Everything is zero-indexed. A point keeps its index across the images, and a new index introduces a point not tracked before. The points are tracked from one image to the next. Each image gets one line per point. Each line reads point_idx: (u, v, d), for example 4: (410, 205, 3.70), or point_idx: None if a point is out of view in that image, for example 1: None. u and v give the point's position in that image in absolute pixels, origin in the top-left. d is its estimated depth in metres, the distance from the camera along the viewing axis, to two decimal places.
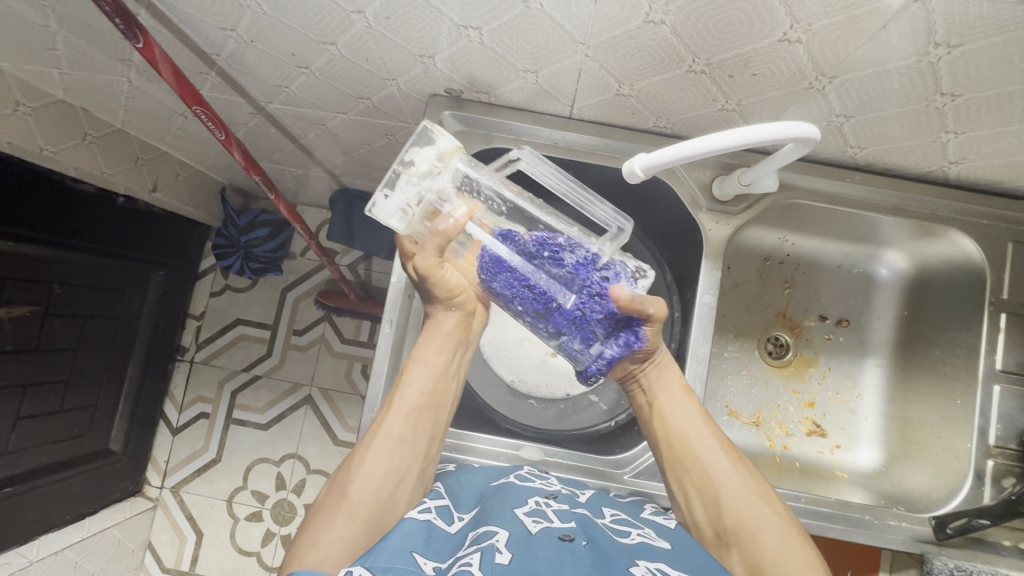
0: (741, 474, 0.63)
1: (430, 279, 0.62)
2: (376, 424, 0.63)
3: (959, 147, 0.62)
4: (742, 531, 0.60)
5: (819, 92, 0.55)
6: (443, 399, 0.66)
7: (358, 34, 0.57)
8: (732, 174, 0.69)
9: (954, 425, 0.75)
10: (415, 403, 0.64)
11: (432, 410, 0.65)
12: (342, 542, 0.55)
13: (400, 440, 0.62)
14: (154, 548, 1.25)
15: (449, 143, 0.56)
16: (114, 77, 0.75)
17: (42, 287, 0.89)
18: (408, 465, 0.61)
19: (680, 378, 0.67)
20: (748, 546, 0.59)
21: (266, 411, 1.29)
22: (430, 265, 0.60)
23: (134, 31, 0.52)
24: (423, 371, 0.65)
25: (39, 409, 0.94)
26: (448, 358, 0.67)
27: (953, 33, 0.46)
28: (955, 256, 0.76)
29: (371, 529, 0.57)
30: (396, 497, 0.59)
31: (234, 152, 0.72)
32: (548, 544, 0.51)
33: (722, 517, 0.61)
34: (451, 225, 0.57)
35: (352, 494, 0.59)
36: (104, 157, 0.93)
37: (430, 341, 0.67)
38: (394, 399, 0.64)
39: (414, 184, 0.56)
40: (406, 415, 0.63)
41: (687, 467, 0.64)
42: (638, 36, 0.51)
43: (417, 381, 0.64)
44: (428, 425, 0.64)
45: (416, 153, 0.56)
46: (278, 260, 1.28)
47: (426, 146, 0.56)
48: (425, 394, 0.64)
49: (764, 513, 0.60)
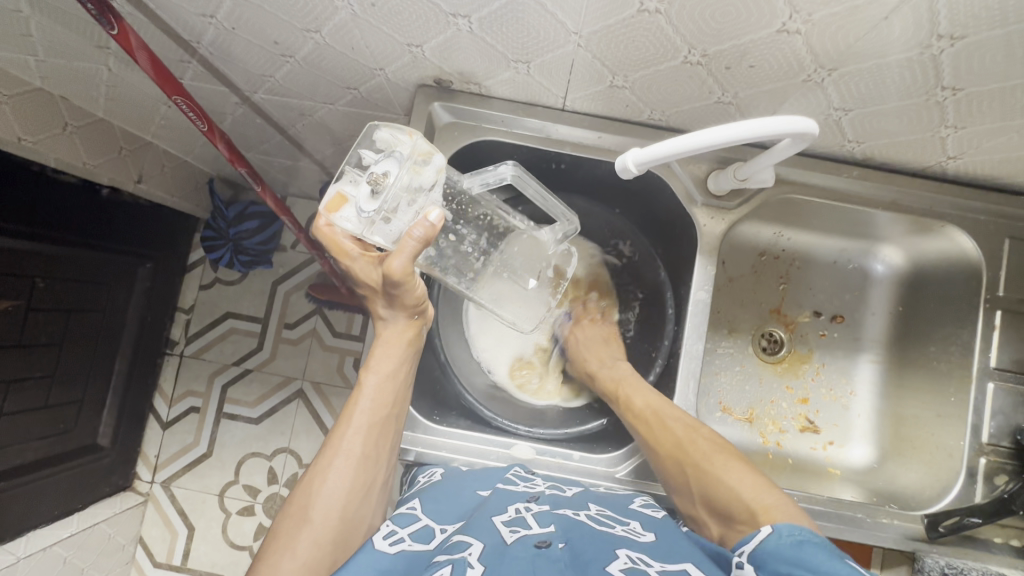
0: (678, 411, 0.67)
1: (400, 286, 0.56)
2: (334, 441, 0.61)
3: (958, 142, 0.61)
4: (677, 459, 0.64)
5: (818, 85, 0.54)
6: (399, 408, 0.65)
7: (343, 22, 0.55)
8: (729, 168, 0.67)
9: (948, 422, 0.75)
10: (376, 417, 0.62)
11: (391, 422, 0.63)
12: (305, 566, 0.53)
13: (363, 457, 0.60)
14: (145, 543, 1.24)
15: (441, 161, 0.56)
16: (93, 64, 0.73)
17: (24, 282, 0.87)
18: (371, 481, 0.60)
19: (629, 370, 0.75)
20: (687, 470, 0.63)
21: (256, 405, 1.28)
22: (408, 273, 0.54)
23: (107, 16, 0.49)
24: (384, 385, 0.63)
25: (24, 404, 0.92)
26: (408, 369, 0.65)
27: (957, 24, 0.45)
28: (951, 251, 0.75)
29: (337, 549, 0.56)
30: (360, 514, 0.58)
31: (217, 143, 0.68)
32: (523, 552, 0.50)
33: (659, 450, 0.65)
34: (428, 228, 0.53)
35: (313, 515, 0.56)
36: (86, 146, 0.90)
37: (388, 350, 0.64)
38: (352, 413, 0.62)
39: (408, 200, 0.54)
40: (368, 430, 0.61)
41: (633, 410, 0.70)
42: (632, 25, 0.49)
43: (378, 395, 0.62)
44: (388, 437, 0.63)
45: (415, 170, 0.54)
46: (268, 253, 1.26)
47: (424, 164, 0.54)
48: (387, 407, 0.63)
49: (698, 447, 0.63)
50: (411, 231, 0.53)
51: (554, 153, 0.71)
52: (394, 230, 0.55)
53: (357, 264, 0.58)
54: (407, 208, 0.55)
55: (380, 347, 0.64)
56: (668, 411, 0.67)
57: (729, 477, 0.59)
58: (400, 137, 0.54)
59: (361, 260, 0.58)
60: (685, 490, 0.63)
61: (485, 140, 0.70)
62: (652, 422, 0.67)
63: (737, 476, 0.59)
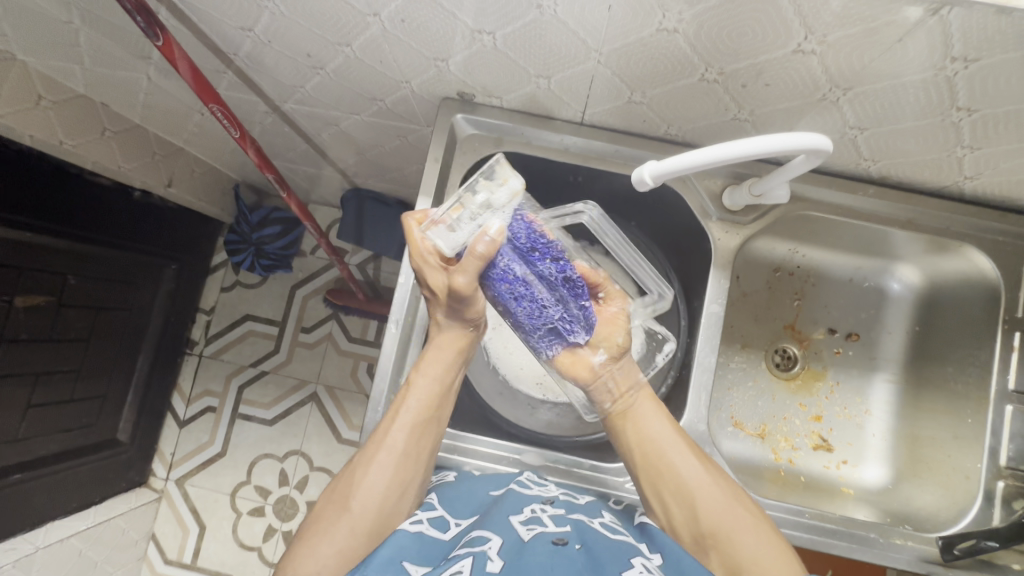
0: (713, 475, 0.63)
1: (464, 300, 0.62)
2: (379, 434, 0.63)
3: (975, 163, 0.61)
4: (718, 535, 0.60)
5: (833, 104, 0.55)
6: (444, 411, 0.66)
7: (373, 37, 0.57)
8: (744, 184, 0.68)
9: (966, 445, 0.74)
10: (420, 417, 0.64)
11: (435, 423, 0.65)
12: (341, 552, 0.57)
13: (404, 454, 0.62)
14: (157, 539, 1.26)
15: (516, 186, 0.60)
16: (133, 73, 0.76)
17: (57, 278, 0.90)
18: (409, 480, 0.62)
19: (647, 389, 0.68)
20: (725, 548, 0.60)
21: (271, 407, 1.30)
22: (471, 287, 0.60)
23: (154, 29, 0.53)
24: (431, 387, 0.65)
25: (50, 397, 0.95)
26: (454, 374, 0.67)
27: (970, 47, 0.45)
28: (969, 272, 0.75)
29: (373, 540, 0.59)
30: (397, 510, 0.61)
31: (248, 149, 0.73)
32: (541, 550, 0.52)
33: (699, 509, 0.61)
34: (489, 243, 0.58)
35: (354, 504, 0.60)
36: (122, 150, 0.94)
37: (439, 355, 0.66)
38: (398, 411, 0.63)
39: (471, 214, 0.60)
40: (411, 429, 0.63)
41: (666, 481, 0.63)
42: (651, 44, 0.51)
43: (424, 396, 0.64)
44: (430, 438, 0.64)
45: (486, 186, 0.60)
46: (288, 258, 1.31)
47: (498, 185, 0.60)
48: (431, 408, 0.64)
49: (737, 514, 0.60)
50: (474, 248, 0.57)
51: (572, 166, 0.72)
52: (457, 238, 0.61)
53: (427, 270, 0.61)
54: (470, 222, 0.60)
55: (433, 350, 0.66)
56: (702, 467, 0.63)
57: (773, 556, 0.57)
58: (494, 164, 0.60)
59: (433, 270, 0.61)
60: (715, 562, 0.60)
61: (506, 152, 0.71)
62: (681, 477, 0.62)
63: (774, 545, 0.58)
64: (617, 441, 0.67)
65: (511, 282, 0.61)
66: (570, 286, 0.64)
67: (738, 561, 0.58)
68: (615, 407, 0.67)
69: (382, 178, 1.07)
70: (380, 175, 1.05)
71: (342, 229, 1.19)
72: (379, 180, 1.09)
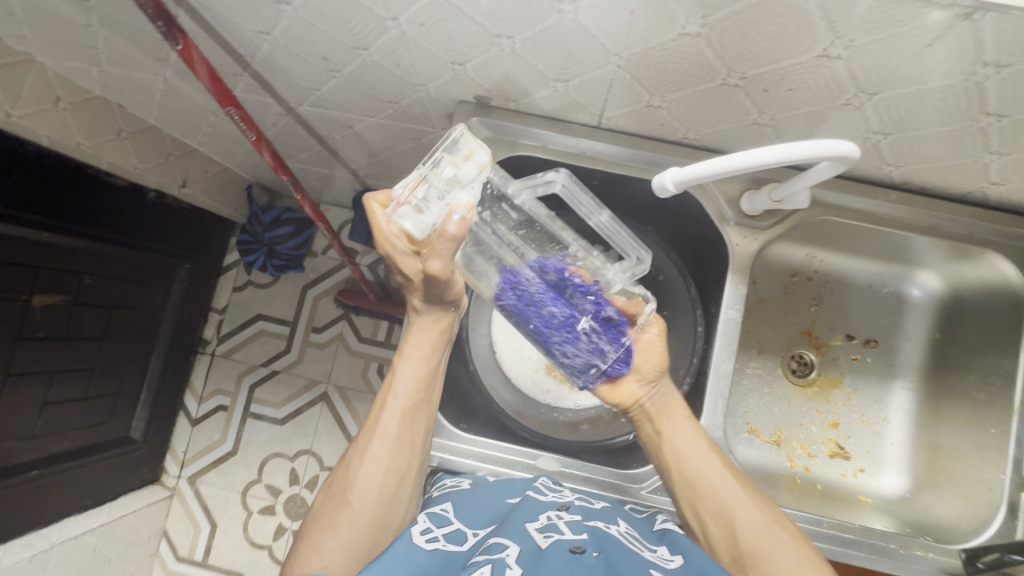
0: (751, 495, 0.63)
1: (438, 283, 0.60)
2: (372, 426, 0.65)
3: (1002, 169, 0.60)
4: (757, 554, 0.59)
5: (857, 109, 0.54)
6: (432, 396, 0.68)
7: (391, 40, 0.57)
8: (764, 188, 0.67)
9: (989, 456, 0.72)
10: (409, 403, 0.65)
11: (424, 407, 0.66)
12: (345, 545, 0.58)
13: (397, 440, 0.64)
14: (169, 536, 1.27)
15: (484, 158, 0.56)
16: (150, 75, 0.77)
17: (73, 278, 0.91)
18: (406, 466, 0.64)
19: (684, 407, 0.67)
20: (764, 569, 0.58)
21: (282, 406, 1.31)
22: (444, 270, 0.58)
23: (174, 33, 0.53)
24: (417, 373, 0.66)
25: (66, 394, 0.96)
26: (439, 357, 0.68)
27: (1003, 52, 0.44)
28: (992, 279, 0.73)
29: (376, 530, 0.60)
30: (395, 498, 0.62)
31: (263, 151, 0.73)
32: (558, 557, 0.51)
33: (738, 530, 0.61)
34: (460, 224, 0.53)
35: (354, 497, 0.61)
36: (138, 151, 0.94)
37: (421, 340, 0.68)
38: (387, 400, 0.65)
39: (438, 190, 0.56)
40: (402, 415, 0.65)
41: (703, 498, 0.63)
42: (671, 48, 0.50)
43: (411, 382, 0.66)
44: (422, 422, 0.66)
45: (451, 161, 0.55)
46: (299, 258, 1.30)
47: (463, 159, 0.56)
48: (419, 393, 0.66)
49: (776, 534, 0.59)
50: (444, 232, 0.54)
51: (588, 170, 0.71)
52: (424, 220, 0.56)
53: (398, 254, 0.62)
54: (438, 201, 0.56)
55: (414, 336, 0.67)
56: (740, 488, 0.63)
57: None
58: (458, 135, 0.55)
59: (404, 253, 0.62)
60: None
61: (521, 156, 0.70)
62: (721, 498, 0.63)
63: (816, 568, 0.57)
64: (655, 461, 0.68)
65: (555, 327, 0.64)
66: (611, 325, 0.65)
67: None
68: (651, 426, 0.68)
69: (395, 180, 1.07)
70: (393, 176, 1.05)
71: (354, 230, 1.19)
72: (392, 182, 1.09)
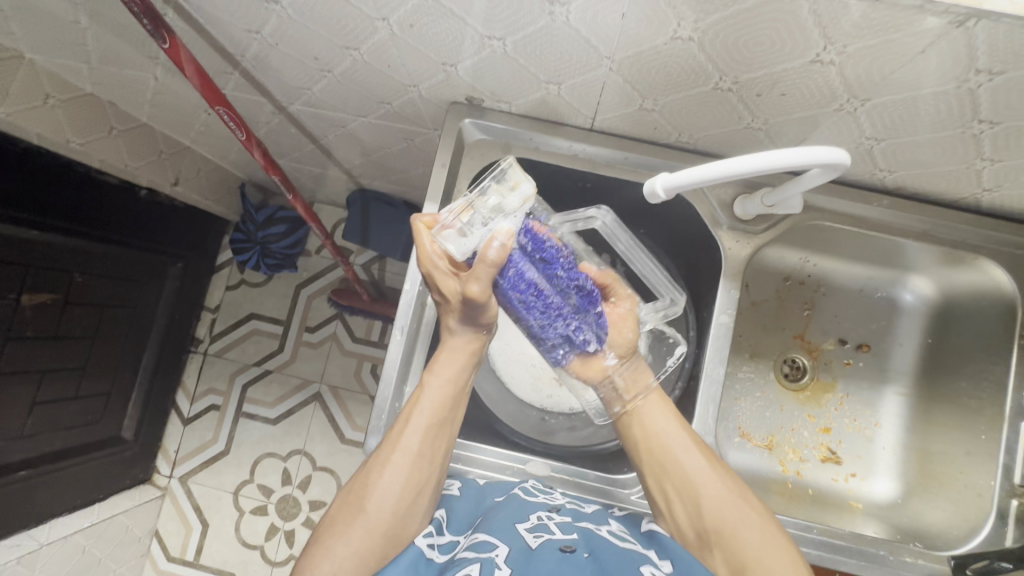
0: (718, 471, 0.62)
1: (479, 307, 0.60)
2: (393, 435, 0.62)
3: (995, 175, 0.60)
4: (723, 532, 0.59)
5: (850, 114, 0.54)
6: (457, 412, 0.65)
7: (382, 41, 0.57)
8: (756, 193, 0.67)
9: (979, 461, 0.72)
10: (434, 418, 0.62)
11: (448, 424, 0.64)
12: (358, 555, 0.56)
13: (418, 455, 0.61)
14: (160, 536, 1.26)
15: (529, 189, 0.58)
16: (140, 72, 0.76)
17: (62, 278, 0.90)
18: (425, 482, 0.61)
19: (655, 385, 0.67)
20: (729, 545, 0.59)
21: (275, 406, 1.30)
22: (484, 294, 0.58)
23: (161, 31, 0.52)
24: (444, 390, 0.64)
25: (56, 394, 0.95)
26: (466, 375, 0.66)
27: (996, 60, 0.44)
28: (984, 285, 0.73)
29: (388, 543, 0.58)
30: (411, 512, 0.60)
31: (254, 151, 0.72)
32: (549, 557, 0.52)
33: (704, 507, 0.60)
34: (500, 250, 0.56)
35: (370, 506, 0.59)
36: (129, 149, 0.94)
37: (452, 357, 0.65)
38: (411, 412, 0.62)
39: (483, 218, 0.59)
40: (426, 430, 0.62)
41: (671, 475, 0.62)
42: (664, 52, 0.50)
43: (438, 398, 0.63)
44: (445, 439, 0.63)
45: (499, 190, 0.58)
46: (293, 257, 1.29)
47: (510, 189, 0.58)
48: (445, 410, 0.63)
49: (742, 512, 0.59)
50: (485, 256, 0.56)
51: (581, 173, 0.71)
52: (468, 244, 0.59)
53: (440, 276, 0.60)
54: (481, 226, 0.59)
55: (444, 353, 0.65)
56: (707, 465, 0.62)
57: (780, 559, 0.56)
58: (507, 168, 0.58)
59: (445, 275, 0.60)
60: (716, 559, 0.59)
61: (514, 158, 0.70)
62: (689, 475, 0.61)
63: (780, 545, 0.57)
64: (624, 438, 0.67)
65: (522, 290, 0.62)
66: (584, 295, 0.64)
67: (742, 559, 0.57)
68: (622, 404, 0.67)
69: (388, 179, 1.06)
70: (386, 176, 1.05)
71: (347, 230, 1.18)
72: (385, 182, 1.08)
